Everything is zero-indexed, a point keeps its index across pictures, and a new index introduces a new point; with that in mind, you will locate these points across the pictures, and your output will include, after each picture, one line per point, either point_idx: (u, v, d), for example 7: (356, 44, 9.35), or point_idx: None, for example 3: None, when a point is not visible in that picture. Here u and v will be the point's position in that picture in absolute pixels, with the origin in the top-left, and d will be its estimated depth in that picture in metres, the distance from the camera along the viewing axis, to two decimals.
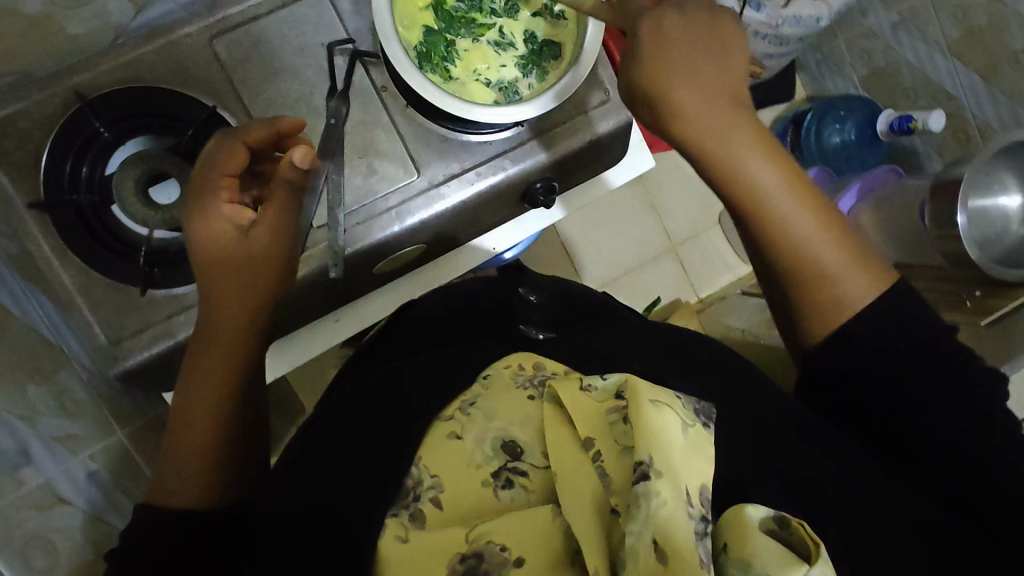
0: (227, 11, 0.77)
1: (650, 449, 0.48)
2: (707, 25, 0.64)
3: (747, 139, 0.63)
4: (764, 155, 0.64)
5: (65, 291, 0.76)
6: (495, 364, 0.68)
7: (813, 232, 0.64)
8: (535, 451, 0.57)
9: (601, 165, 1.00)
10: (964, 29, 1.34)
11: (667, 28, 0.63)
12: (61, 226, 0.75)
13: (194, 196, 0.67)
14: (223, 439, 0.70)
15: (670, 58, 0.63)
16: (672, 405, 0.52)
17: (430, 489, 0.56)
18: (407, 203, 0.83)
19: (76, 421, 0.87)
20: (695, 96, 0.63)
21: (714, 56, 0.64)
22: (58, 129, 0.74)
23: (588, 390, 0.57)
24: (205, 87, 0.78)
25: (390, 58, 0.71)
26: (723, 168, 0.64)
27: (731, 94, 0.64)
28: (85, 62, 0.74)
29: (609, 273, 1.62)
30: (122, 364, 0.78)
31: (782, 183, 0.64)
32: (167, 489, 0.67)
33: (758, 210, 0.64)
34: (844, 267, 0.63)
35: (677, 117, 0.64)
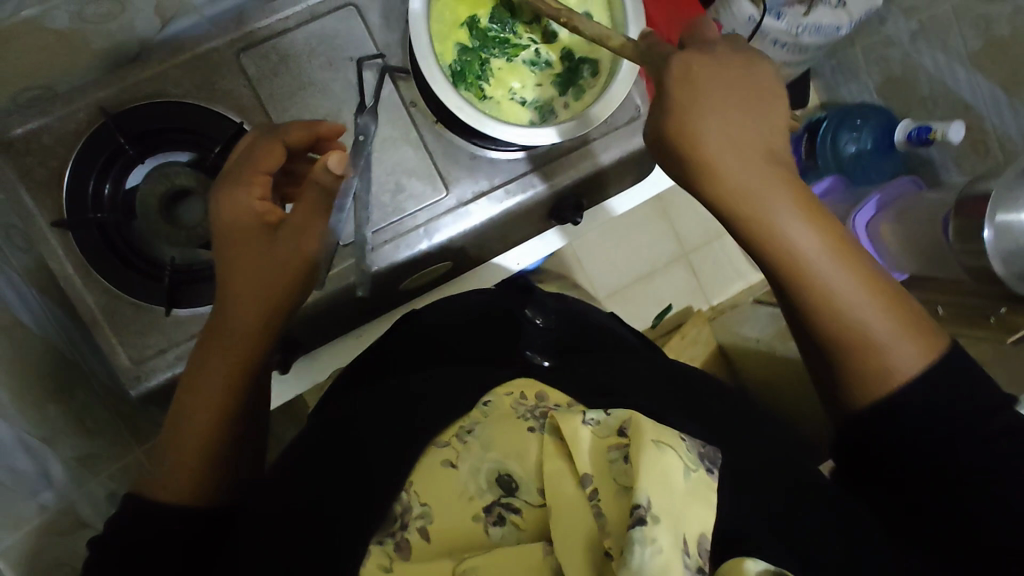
0: (255, 25, 0.75)
1: (649, 492, 0.48)
2: (743, 81, 0.62)
3: (786, 202, 0.61)
4: (803, 219, 0.62)
5: (88, 310, 0.75)
6: (496, 390, 0.66)
7: (857, 298, 0.61)
8: (531, 487, 0.57)
9: (625, 181, 0.97)
10: (987, 40, 1.31)
11: (700, 80, 0.61)
12: (85, 244, 0.74)
13: (224, 186, 0.66)
14: (224, 447, 0.70)
15: (704, 115, 0.61)
16: (673, 447, 0.53)
17: (418, 518, 0.56)
18: (435, 220, 0.82)
19: (96, 439, 0.86)
20: (732, 153, 0.61)
21: (750, 114, 0.63)
22: (80, 145, 0.73)
23: (591, 425, 0.56)
24: (230, 102, 0.76)
25: (427, 78, 0.71)
26: (762, 231, 0.62)
27: (770, 155, 0.62)
28: (109, 77, 0.73)
29: (618, 281, 1.59)
30: (144, 384, 0.76)
31: (823, 248, 0.62)
32: (159, 482, 0.67)
33: (799, 276, 0.62)
34: (893, 334, 0.61)
35: (711, 177, 0.62)
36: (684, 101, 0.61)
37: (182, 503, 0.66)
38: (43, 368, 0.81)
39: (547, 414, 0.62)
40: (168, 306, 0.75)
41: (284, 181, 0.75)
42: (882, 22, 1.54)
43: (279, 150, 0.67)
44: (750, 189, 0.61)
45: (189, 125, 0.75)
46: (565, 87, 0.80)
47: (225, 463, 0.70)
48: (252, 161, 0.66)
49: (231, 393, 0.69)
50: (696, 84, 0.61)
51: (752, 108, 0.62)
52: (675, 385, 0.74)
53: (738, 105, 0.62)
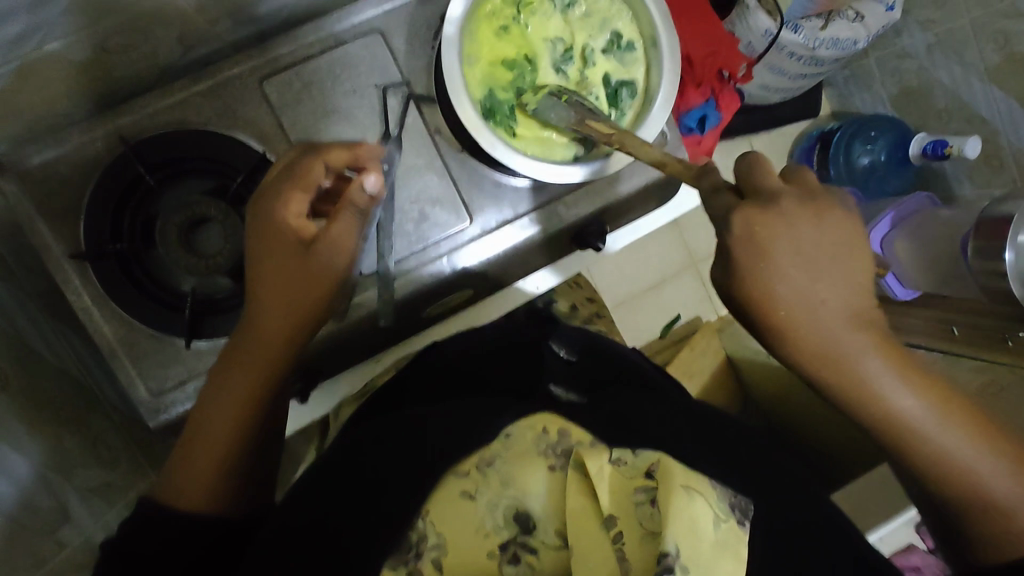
0: (279, 51, 0.74)
1: (676, 539, 0.50)
2: (819, 238, 0.60)
3: (879, 362, 0.61)
4: (898, 377, 0.61)
5: (106, 341, 0.73)
6: (518, 422, 0.63)
7: (965, 450, 0.61)
8: (549, 526, 0.57)
9: (649, 205, 0.95)
10: (1007, 55, 1.25)
11: (767, 241, 0.59)
12: (104, 275, 0.73)
13: (263, 202, 0.66)
14: (245, 463, 0.68)
15: (780, 282, 0.60)
16: (704, 495, 0.54)
17: (434, 550, 0.56)
18: (458, 249, 0.81)
19: (113, 470, 0.85)
20: (823, 320, 0.60)
21: (835, 267, 0.61)
22: (100, 174, 0.71)
23: (617, 464, 0.57)
24: (253, 130, 0.74)
25: (463, 120, 0.71)
26: (863, 401, 0.61)
27: (855, 315, 0.61)
28: (129, 105, 0.71)
29: (626, 290, 1.57)
30: (163, 417, 0.75)
31: (929, 412, 0.61)
32: (175, 489, 0.65)
33: (899, 435, 0.62)
34: (1014, 489, 0.60)
35: (796, 343, 0.61)
36: (760, 270, 0.60)
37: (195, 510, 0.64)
38: (55, 400, 0.80)
39: (569, 453, 0.61)
40: (189, 338, 0.74)
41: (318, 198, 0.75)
42: (898, 35, 1.49)
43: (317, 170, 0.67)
44: (840, 358, 0.61)
45: (210, 155, 0.73)
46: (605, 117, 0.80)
47: (244, 477, 0.68)
48: (292, 177, 0.67)
49: (255, 402, 0.67)
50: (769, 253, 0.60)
51: (832, 268, 0.61)
52: (702, 418, 0.71)
53: (815, 266, 0.60)
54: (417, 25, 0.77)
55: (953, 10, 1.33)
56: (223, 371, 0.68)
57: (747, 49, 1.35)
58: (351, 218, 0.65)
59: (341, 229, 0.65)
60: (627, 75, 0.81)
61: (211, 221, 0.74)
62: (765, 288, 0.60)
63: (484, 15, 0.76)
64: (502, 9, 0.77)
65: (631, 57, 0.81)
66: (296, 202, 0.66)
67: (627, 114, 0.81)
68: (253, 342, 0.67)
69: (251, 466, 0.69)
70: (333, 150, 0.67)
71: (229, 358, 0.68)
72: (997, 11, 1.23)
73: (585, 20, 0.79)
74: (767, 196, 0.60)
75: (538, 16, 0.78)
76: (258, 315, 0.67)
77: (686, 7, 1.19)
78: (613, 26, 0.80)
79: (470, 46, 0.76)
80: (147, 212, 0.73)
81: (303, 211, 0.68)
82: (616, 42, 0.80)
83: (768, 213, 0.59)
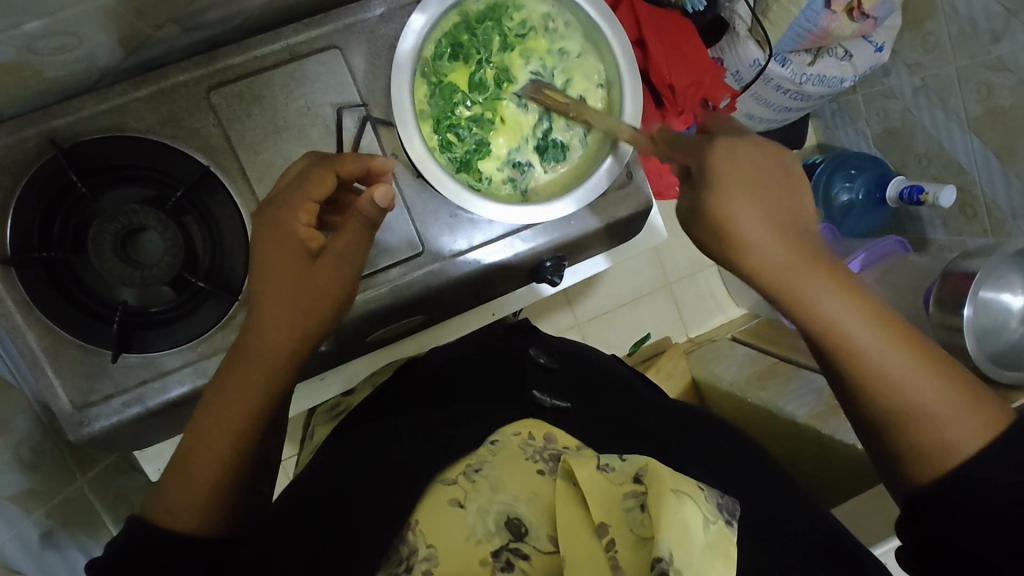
0: (229, 62, 0.73)
1: (671, 545, 0.42)
2: (774, 168, 0.55)
3: (823, 282, 0.53)
4: (845, 297, 0.53)
5: (29, 349, 0.70)
6: (503, 429, 0.59)
7: (913, 378, 0.54)
8: (540, 532, 0.49)
9: (609, 240, 0.96)
10: (987, 107, 1.22)
11: (725, 169, 0.54)
12: (29, 281, 0.70)
13: (270, 208, 0.60)
14: (240, 489, 0.59)
15: (739, 208, 0.53)
16: (693, 496, 0.47)
17: (424, 561, 0.47)
18: (409, 277, 0.82)
19: (35, 475, 0.82)
20: (760, 215, 0.53)
21: (774, 170, 0.55)
22: (30, 176, 0.69)
23: (604, 471, 0.49)
24: (199, 142, 0.73)
25: (409, 151, 0.75)
26: (790, 302, 0.54)
27: (805, 238, 0.54)
28: (68, 106, 0.70)
29: (600, 307, 1.49)
30: (86, 431, 0.72)
31: (862, 316, 0.54)
32: (166, 506, 0.56)
33: (843, 358, 0.55)
34: (946, 405, 0.53)
35: (752, 264, 0.54)
36: (723, 198, 0.53)
37: (200, 534, 0.56)
38: None
39: (558, 457, 0.55)
40: (117, 352, 0.71)
41: (323, 210, 0.69)
42: (885, 73, 1.42)
43: (330, 181, 0.61)
44: (786, 280, 0.53)
45: (155, 164, 0.73)
46: (540, 158, 0.84)
47: (246, 495, 0.60)
48: (302, 187, 0.61)
49: (258, 415, 0.59)
50: (723, 179, 0.54)
51: (782, 194, 0.55)
52: (681, 424, 0.68)
53: (768, 195, 0.54)
54: (378, 45, 0.77)
55: (943, 53, 1.28)
56: (225, 373, 0.60)
57: (734, 78, 1.31)
58: (358, 230, 0.59)
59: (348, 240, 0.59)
60: (571, 131, 0.84)
61: (147, 230, 0.72)
62: (724, 216, 0.54)
63: (461, 26, 0.79)
64: (480, 25, 0.80)
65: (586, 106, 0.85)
66: (308, 212, 0.60)
67: (569, 159, 0.85)
68: (255, 344, 0.60)
69: (248, 489, 0.60)
70: (346, 159, 0.63)
71: (231, 359, 0.60)
72: (982, 63, 1.20)
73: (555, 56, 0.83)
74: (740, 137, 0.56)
75: (515, 42, 0.82)
76: (256, 315, 0.60)
77: (668, 35, 1.12)
78: (581, 70, 0.84)
79: (435, 55, 0.79)
80: (81, 220, 0.71)
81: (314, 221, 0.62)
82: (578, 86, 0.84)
83: (739, 149, 0.55)
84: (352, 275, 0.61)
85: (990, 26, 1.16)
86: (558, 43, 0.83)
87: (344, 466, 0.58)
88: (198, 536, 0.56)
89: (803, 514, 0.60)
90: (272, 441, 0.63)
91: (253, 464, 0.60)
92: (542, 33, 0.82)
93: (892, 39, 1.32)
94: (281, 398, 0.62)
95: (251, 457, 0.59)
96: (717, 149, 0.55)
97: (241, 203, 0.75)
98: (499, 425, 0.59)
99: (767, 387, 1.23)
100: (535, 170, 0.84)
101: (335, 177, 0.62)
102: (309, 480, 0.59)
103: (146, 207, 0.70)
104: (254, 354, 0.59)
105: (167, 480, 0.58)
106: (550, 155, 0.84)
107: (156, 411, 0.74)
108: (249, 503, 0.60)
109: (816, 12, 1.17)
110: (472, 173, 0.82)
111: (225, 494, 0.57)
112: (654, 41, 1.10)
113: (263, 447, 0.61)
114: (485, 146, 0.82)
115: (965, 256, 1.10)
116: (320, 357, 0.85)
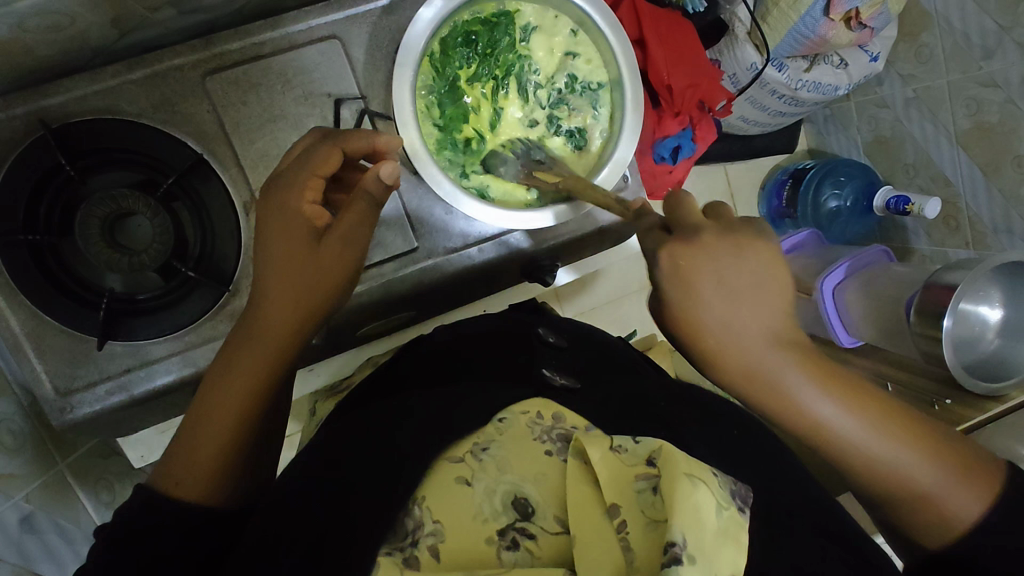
0: (226, 47, 0.72)
1: (684, 530, 0.42)
2: (737, 264, 0.54)
3: (806, 378, 0.53)
4: (828, 392, 0.53)
5: (11, 333, 0.69)
6: (511, 408, 0.59)
7: (910, 468, 0.53)
8: (548, 512, 0.49)
9: (605, 241, 0.97)
10: (975, 123, 1.24)
11: (694, 280, 0.54)
12: (13, 262, 0.69)
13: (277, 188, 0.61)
14: (241, 465, 0.58)
15: (705, 311, 0.55)
16: (707, 482, 0.46)
17: (430, 536, 0.47)
18: (402, 271, 0.82)
19: (16, 459, 0.82)
20: (732, 320, 0.54)
21: (740, 271, 0.54)
22: (15, 156, 0.68)
23: (617, 451, 0.49)
24: (192, 127, 0.72)
25: (410, 154, 0.74)
26: (780, 406, 0.54)
27: (777, 333, 0.54)
28: (59, 85, 0.68)
29: (587, 303, 1.48)
30: (69, 417, 0.71)
31: (856, 415, 0.53)
32: (173, 478, 0.56)
33: (838, 453, 0.54)
34: (947, 485, 0.53)
35: (736, 367, 0.54)
36: (688, 304, 0.55)
37: (208, 507, 0.55)
38: None
39: (567, 437, 0.55)
40: (102, 339, 0.70)
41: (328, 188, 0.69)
42: (879, 83, 1.43)
43: (336, 161, 0.62)
44: (774, 385, 0.53)
45: (146, 150, 0.71)
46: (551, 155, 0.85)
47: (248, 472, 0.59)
48: (309, 164, 0.61)
49: (259, 393, 0.59)
50: (684, 287, 0.55)
51: (745, 291, 0.54)
52: (685, 405, 0.68)
53: (735, 296, 0.54)
54: (380, 37, 0.76)
55: (936, 66, 1.29)
56: (232, 350, 0.60)
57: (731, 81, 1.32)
58: (364, 209, 0.59)
59: (353, 219, 0.59)
60: (578, 123, 0.85)
61: (136, 216, 0.71)
62: (690, 318, 0.55)
63: (452, 28, 0.79)
64: (470, 25, 0.80)
65: (591, 88, 0.85)
66: (314, 189, 0.61)
67: (579, 155, 0.86)
68: (261, 323, 0.60)
69: (248, 471, 0.59)
70: (353, 137, 0.63)
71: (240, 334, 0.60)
72: (974, 78, 1.21)
73: (552, 48, 0.83)
74: (697, 231, 0.55)
75: (511, 35, 0.81)
76: (261, 296, 0.60)
77: (669, 35, 1.12)
78: (579, 53, 0.84)
79: (433, 62, 0.79)
80: (69, 205, 0.70)
81: (318, 199, 0.62)
82: (579, 72, 0.84)
83: (698, 248, 0.54)
84: (356, 259, 0.62)
85: (982, 42, 1.18)
86: (553, 31, 0.83)
87: (342, 445, 0.58)
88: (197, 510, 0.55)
89: (818, 505, 0.58)
90: (274, 423, 0.63)
91: (256, 442, 0.60)
92: (534, 24, 0.82)
93: (886, 50, 1.33)
94: (282, 380, 0.61)
95: (251, 440, 0.59)
96: (674, 253, 0.55)
97: (235, 191, 0.74)
98: (509, 403, 0.60)
99: None
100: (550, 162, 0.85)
101: (342, 155, 0.62)
102: (314, 454, 0.59)
103: (137, 193, 0.69)
104: (259, 334, 0.59)
105: (173, 454, 0.57)
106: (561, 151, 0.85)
107: (140, 401, 0.73)
108: (249, 484, 0.60)
109: (815, 19, 1.17)
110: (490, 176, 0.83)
111: (226, 470, 0.57)
112: (654, 41, 1.10)
113: (263, 432, 0.60)
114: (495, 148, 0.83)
115: (949, 268, 1.09)
116: (310, 350, 0.85)
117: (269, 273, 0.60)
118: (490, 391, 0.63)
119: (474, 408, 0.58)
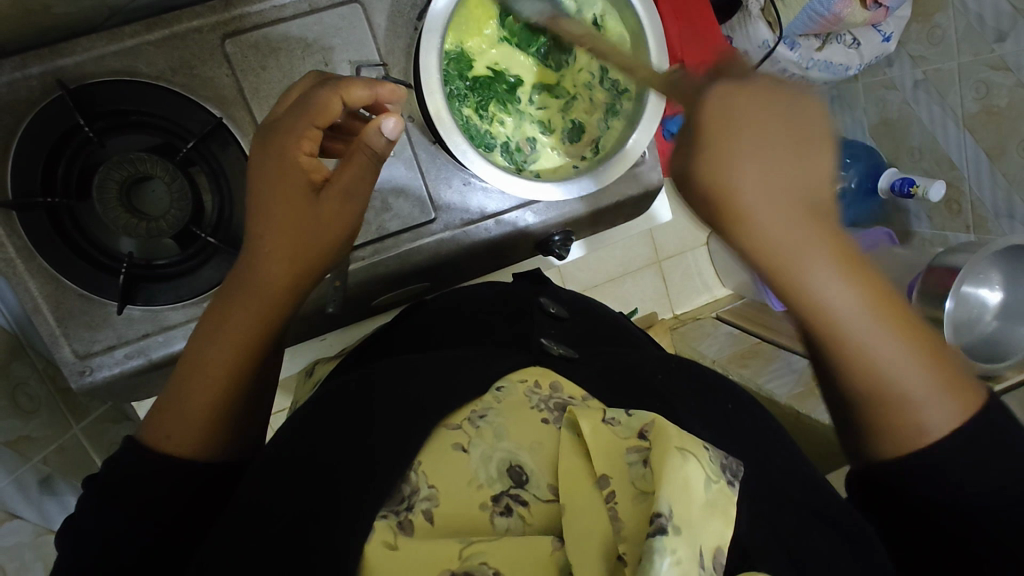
0: (246, 10, 0.71)
1: (670, 500, 0.41)
2: (787, 119, 0.44)
3: (826, 260, 0.44)
4: (847, 278, 0.45)
5: (29, 296, 0.69)
6: (510, 375, 0.58)
7: (897, 369, 0.47)
8: (541, 480, 0.49)
9: (613, 216, 0.98)
10: (984, 106, 1.22)
11: (740, 133, 0.43)
12: (33, 227, 0.68)
13: (270, 135, 0.58)
14: (240, 413, 0.59)
15: (740, 177, 0.43)
16: (696, 455, 0.45)
17: (424, 501, 0.46)
18: (419, 242, 0.83)
19: (32, 422, 0.82)
20: (766, 186, 0.43)
21: (786, 128, 0.43)
22: (33, 116, 0.67)
23: (610, 424, 0.49)
24: (212, 93, 0.72)
25: (437, 121, 0.73)
26: (788, 285, 0.45)
27: (818, 208, 0.44)
28: (76, 45, 0.67)
29: (590, 280, 1.47)
30: (88, 380, 0.71)
31: (861, 307, 0.46)
32: (163, 431, 0.56)
33: (834, 347, 0.47)
34: (931, 393, 0.47)
35: (752, 242, 0.44)
36: (722, 166, 0.43)
37: (205, 457, 0.56)
38: None
39: (563, 407, 0.54)
40: (122, 304, 0.70)
41: (327, 138, 0.67)
42: (889, 64, 1.40)
43: (336, 109, 0.59)
44: (789, 266, 0.44)
45: (166, 113, 0.71)
46: (555, 136, 0.87)
47: (247, 425, 0.60)
48: (306, 112, 0.58)
49: (249, 350, 0.58)
50: (721, 139, 0.43)
51: (797, 157, 0.44)
52: (688, 363, 0.68)
53: (774, 157, 0.43)
54: (401, 3, 0.75)
55: (947, 48, 1.27)
56: (223, 303, 0.58)
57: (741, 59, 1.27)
58: (365, 164, 0.58)
59: (353, 173, 0.58)
60: (586, 116, 0.88)
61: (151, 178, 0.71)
62: (718, 182, 0.43)
63: None
64: None
65: (616, 86, 0.85)
66: (311, 141, 0.58)
67: (581, 142, 0.88)
68: (258, 277, 0.57)
69: (251, 417, 0.60)
70: (353, 86, 0.59)
71: (230, 290, 0.58)
72: (984, 61, 1.20)
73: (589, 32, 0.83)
74: (745, 72, 0.45)
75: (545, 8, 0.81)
76: (257, 252, 0.58)
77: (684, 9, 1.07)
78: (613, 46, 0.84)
79: (471, 23, 0.80)
80: (85, 169, 0.70)
81: (315, 150, 0.60)
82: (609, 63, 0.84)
83: (750, 95, 0.43)
84: (354, 215, 0.60)
85: (996, 24, 1.17)
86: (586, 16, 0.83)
87: (330, 407, 0.54)
88: (210, 456, 0.57)
89: (814, 486, 0.57)
90: (271, 379, 0.63)
91: (256, 391, 0.60)
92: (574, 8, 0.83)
93: (899, 30, 1.31)
94: (280, 332, 0.60)
95: (252, 386, 0.59)
96: (718, 88, 0.44)
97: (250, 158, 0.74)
98: (508, 369, 0.58)
99: (747, 366, 1.32)
100: (549, 151, 0.87)
101: (341, 104, 0.59)
102: (302, 420, 0.55)
103: (153, 155, 0.69)
104: (252, 290, 0.57)
105: (163, 405, 0.57)
106: (564, 134, 0.87)
107: (157, 364, 0.74)
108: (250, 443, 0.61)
109: None
110: (511, 155, 0.85)
111: (228, 417, 0.57)
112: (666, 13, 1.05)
113: (262, 385, 0.61)
114: (501, 118, 0.84)
115: (952, 251, 1.09)
116: (322, 317, 0.86)
117: (269, 215, 0.57)
118: (497, 353, 0.62)
119: (486, 368, 0.58)
